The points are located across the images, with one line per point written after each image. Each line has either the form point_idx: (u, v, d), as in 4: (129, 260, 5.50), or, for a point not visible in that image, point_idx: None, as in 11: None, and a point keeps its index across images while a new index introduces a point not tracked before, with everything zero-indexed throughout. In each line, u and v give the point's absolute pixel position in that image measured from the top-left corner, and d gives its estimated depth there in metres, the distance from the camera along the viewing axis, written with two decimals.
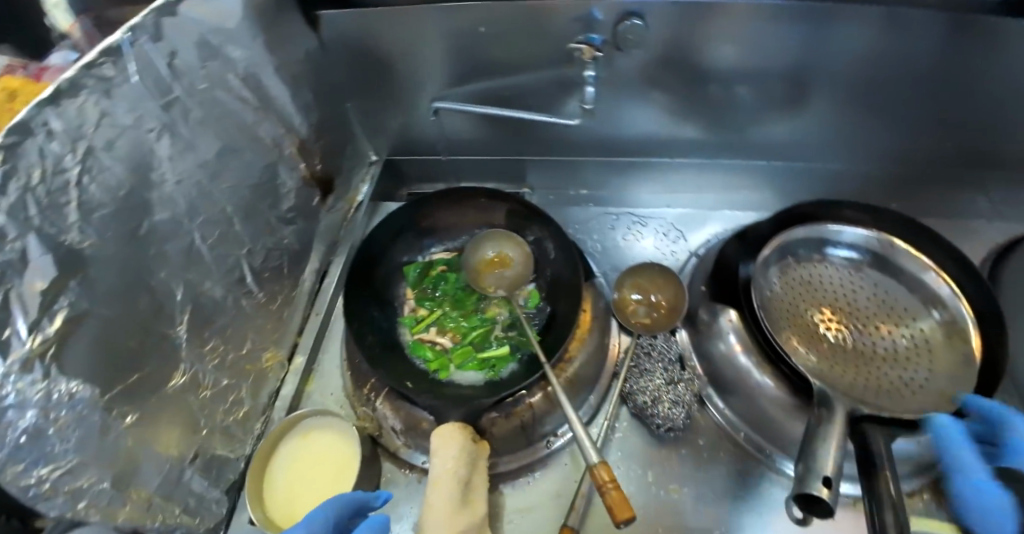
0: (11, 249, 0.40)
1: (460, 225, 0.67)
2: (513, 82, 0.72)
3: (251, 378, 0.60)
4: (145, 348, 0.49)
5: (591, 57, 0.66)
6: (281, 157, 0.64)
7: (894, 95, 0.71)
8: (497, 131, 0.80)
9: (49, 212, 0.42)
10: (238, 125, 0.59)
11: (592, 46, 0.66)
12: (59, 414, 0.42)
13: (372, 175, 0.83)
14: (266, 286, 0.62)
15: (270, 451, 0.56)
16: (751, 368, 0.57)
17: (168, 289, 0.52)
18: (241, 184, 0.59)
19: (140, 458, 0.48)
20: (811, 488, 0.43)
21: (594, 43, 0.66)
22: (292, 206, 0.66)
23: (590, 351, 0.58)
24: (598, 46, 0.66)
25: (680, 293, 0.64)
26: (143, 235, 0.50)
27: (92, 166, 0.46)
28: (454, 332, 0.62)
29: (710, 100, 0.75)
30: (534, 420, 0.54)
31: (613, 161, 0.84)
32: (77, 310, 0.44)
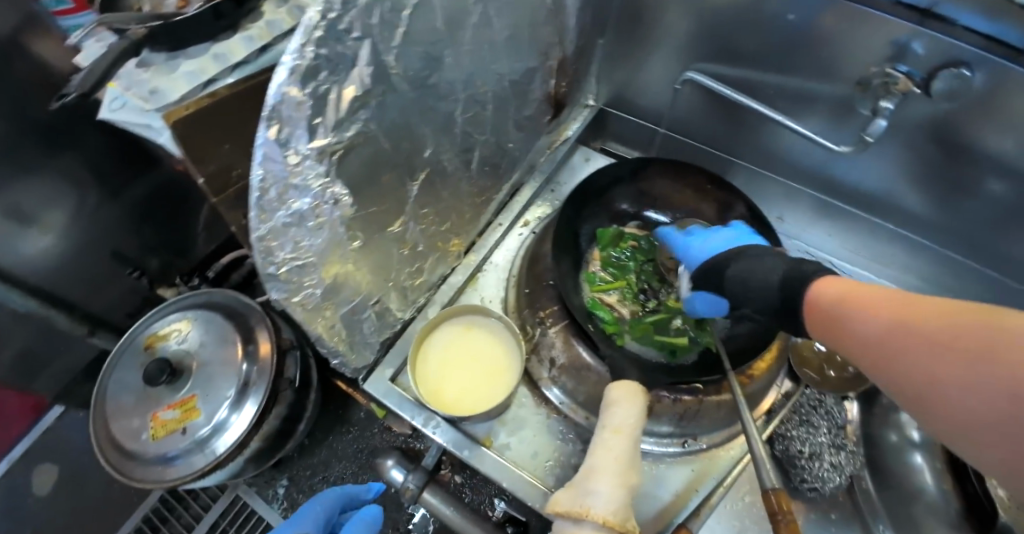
0: (350, 47, 0.41)
1: (670, 199, 0.66)
2: (780, 82, 0.70)
3: (437, 254, 0.62)
4: (389, 188, 0.51)
5: (904, 90, 0.60)
6: (543, 67, 0.63)
7: None
8: (727, 124, 0.79)
9: (383, 29, 0.43)
10: (531, 19, 0.58)
11: (911, 79, 0.59)
12: (321, 213, 0.44)
13: (585, 117, 0.82)
14: (480, 179, 0.63)
15: (431, 327, 0.58)
16: (928, 476, 0.55)
17: (423, 144, 0.53)
18: (507, 77, 0.59)
19: (347, 282, 0.51)
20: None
21: (915, 77, 0.59)
22: (530, 115, 0.66)
23: (768, 378, 0.56)
24: (917, 80, 0.60)
25: None
26: (429, 86, 0.51)
27: (426, 3, 0.46)
28: (636, 305, 0.61)
29: (962, 182, 0.68)
30: (694, 415, 0.53)
31: (825, 200, 0.81)
32: (364, 129, 0.45)
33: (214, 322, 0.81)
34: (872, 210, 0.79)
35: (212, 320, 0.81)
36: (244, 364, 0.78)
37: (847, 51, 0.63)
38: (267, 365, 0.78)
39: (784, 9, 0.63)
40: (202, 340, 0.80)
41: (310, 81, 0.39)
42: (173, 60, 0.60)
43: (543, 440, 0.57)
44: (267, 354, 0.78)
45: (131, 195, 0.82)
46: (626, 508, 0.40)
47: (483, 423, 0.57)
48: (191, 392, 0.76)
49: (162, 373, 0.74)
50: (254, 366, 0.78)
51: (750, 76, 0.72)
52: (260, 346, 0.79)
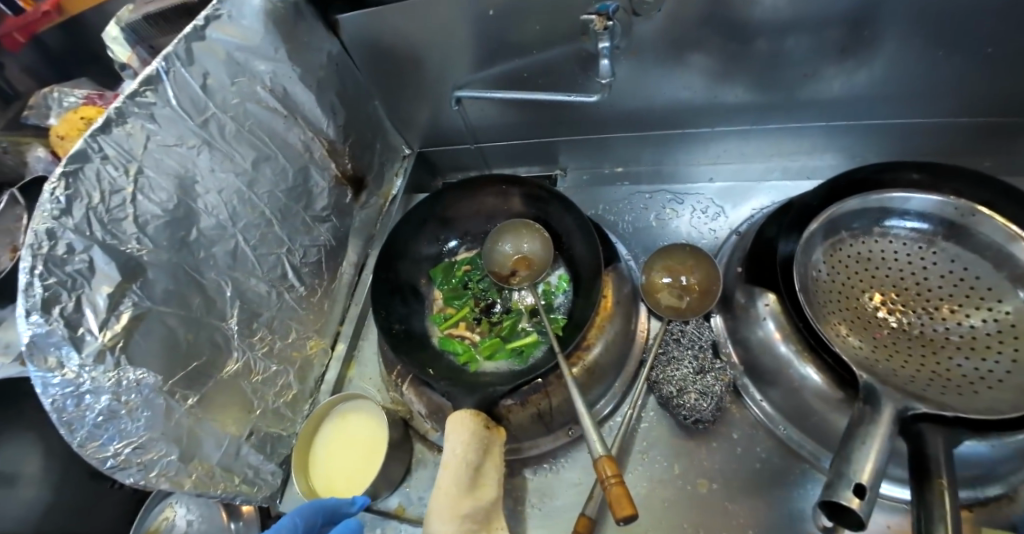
0: (80, 260, 0.47)
1: (481, 214, 0.68)
2: (528, 63, 0.71)
3: (297, 364, 0.66)
4: (200, 339, 0.56)
5: (604, 27, 0.61)
6: (312, 160, 0.68)
7: (980, 32, 0.60)
8: (525, 115, 0.80)
9: (111, 228, 0.49)
10: (270, 133, 0.63)
11: (604, 16, 0.60)
12: (129, 398, 0.49)
13: (406, 168, 0.87)
14: (306, 281, 0.67)
15: (311, 433, 0.61)
16: (790, 357, 0.52)
17: (218, 286, 0.58)
18: (276, 189, 0.64)
19: (202, 432, 0.55)
20: (838, 495, 0.38)
21: (606, 11, 0.60)
22: (327, 204, 0.70)
23: (611, 338, 0.57)
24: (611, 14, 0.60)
25: (711, 273, 0.61)
26: (192, 241, 0.56)
27: (144, 184, 0.52)
28: (483, 324, 0.63)
29: (756, 56, 0.67)
30: (551, 410, 0.54)
31: (642, 136, 0.80)
32: (139, 308, 0.51)
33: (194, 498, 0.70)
34: (681, 124, 0.78)
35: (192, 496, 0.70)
36: (231, 525, 0.68)
37: (554, 15, 0.64)
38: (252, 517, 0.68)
39: (485, 6, 0.64)
40: (189, 519, 0.69)
41: (53, 306, 0.45)
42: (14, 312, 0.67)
43: None
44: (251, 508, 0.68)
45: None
46: None
47: (394, 495, 0.60)
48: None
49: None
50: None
51: (507, 72, 0.73)
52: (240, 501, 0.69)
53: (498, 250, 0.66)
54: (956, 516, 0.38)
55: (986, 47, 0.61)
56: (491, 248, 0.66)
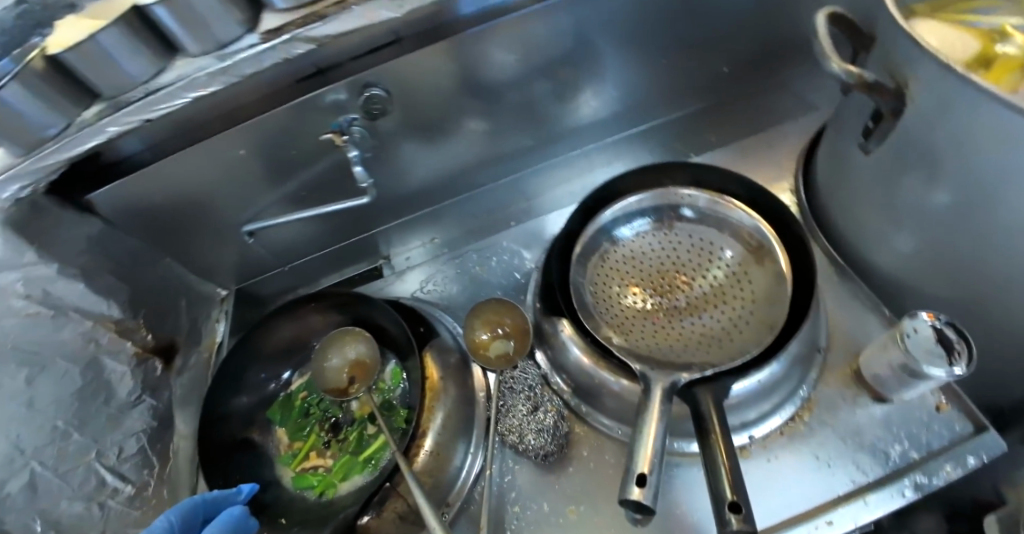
0: None
1: (302, 336, 0.68)
2: (301, 182, 0.75)
3: None
4: None
5: (345, 141, 0.68)
6: (101, 348, 0.64)
7: (645, 41, 0.75)
8: (321, 225, 0.83)
9: None
10: (40, 340, 0.59)
11: (339, 131, 0.68)
12: None
13: (227, 310, 0.86)
14: (130, 476, 0.62)
15: None
16: (593, 371, 0.57)
17: None
18: (66, 394, 0.59)
19: None
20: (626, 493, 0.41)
21: (340, 128, 0.68)
22: (133, 386, 0.66)
23: (446, 414, 0.59)
24: (346, 128, 0.68)
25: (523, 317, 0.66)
26: None
27: None
28: (333, 446, 0.63)
29: (500, 109, 0.76)
30: (416, 510, 0.54)
31: (438, 207, 0.88)
32: None
33: None
34: (465, 185, 0.87)
35: None
36: None
37: (305, 137, 0.68)
38: None
39: (233, 148, 0.67)
40: None
41: None
42: None
43: None
44: None
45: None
46: None
47: None
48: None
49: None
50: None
51: (285, 194, 0.76)
52: None
53: (325, 363, 0.66)
54: (732, 457, 0.44)
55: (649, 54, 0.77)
56: (320, 366, 0.66)
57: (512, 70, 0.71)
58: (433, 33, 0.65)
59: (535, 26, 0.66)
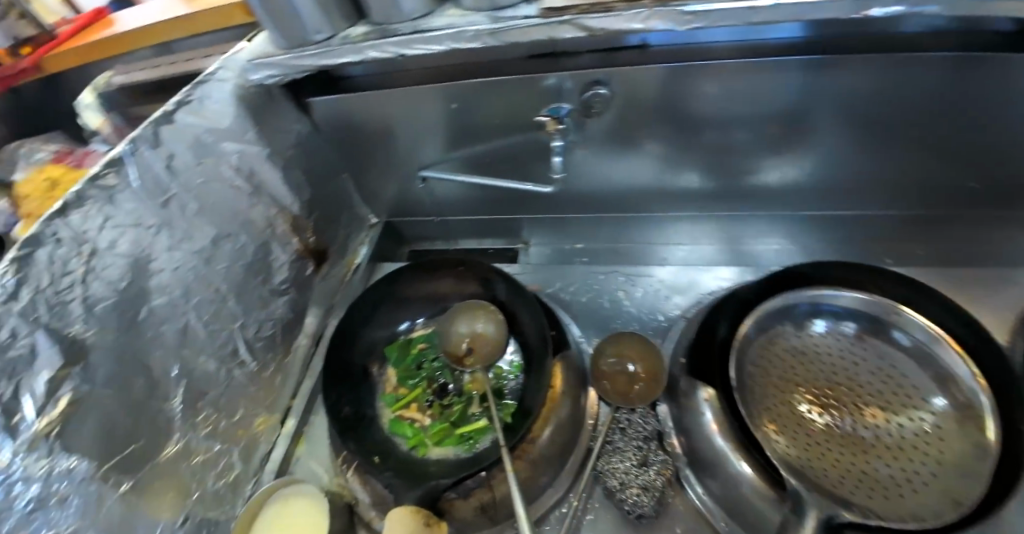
0: (23, 346, 0.46)
1: (438, 291, 0.70)
2: (489, 149, 0.76)
3: (242, 442, 0.65)
4: (139, 422, 0.55)
5: (557, 129, 0.67)
6: (274, 235, 0.69)
7: (900, 126, 0.65)
8: (486, 194, 0.83)
9: (57, 310, 0.49)
10: (231, 209, 0.65)
11: (557, 119, 0.66)
12: (58, 487, 0.47)
13: (372, 238, 0.88)
14: (258, 356, 0.67)
15: (252, 517, 0.60)
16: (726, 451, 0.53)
17: (165, 365, 0.57)
18: (235, 264, 0.65)
19: (135, 520, 0.54)
20: None
21: (557, 115, 0.66)
22: (285, 278, 0.71)
23: (557, 428, 0.58)
24: (564, 117, 0.66)
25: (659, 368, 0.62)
26: (141, 320, 0.56)
27: (96, 266, 0.52)
28: (434, 406, 0.63)
29: (706, 145, 0.72)
30: (496, 506, 0.54)
31: (598, 219, 0.85)
32: (79, 392, 0.50)
33: None
34: (636, 207, 0.82)
35: None
36: None
37: (512, 110, 0.69)
38: None
39: (446, 101, 0.69)
40: None
41: None
42: None
43: None
44: None
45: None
46: None
47: None
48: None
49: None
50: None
51: (468, 153, 0.77)
52: None
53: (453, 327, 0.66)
54: None
55: (897, 138, 0.66)
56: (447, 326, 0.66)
57: (738, 111, 0.66)
58: (679, 50, 0.61)
59: (753, 79, 0.62)
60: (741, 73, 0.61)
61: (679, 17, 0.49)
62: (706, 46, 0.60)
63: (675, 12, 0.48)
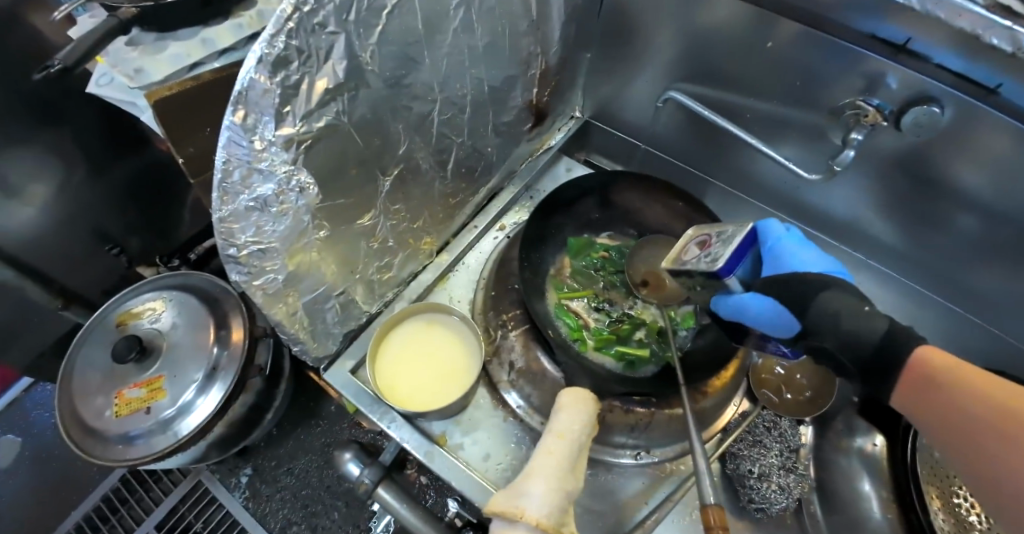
0: (325, 41, 0.43)
1: (644, 215, 0.67)
2: (748, 105, 0.73)
3: (407, 252, 0.63)
4: (359, 178, 0.52)
5: (873, 123, 0.62)
6: (524, 74, 0.64)
7: None
8: (696, 144, 0.81)
9: (360, 26, 0.45)
10: (513, 26, 0.59)
11: (881, 113, 0.62)
12: (286, 199, 0.45)
13: (569, 128, 0.83)
14: (456, 180, 0.64)
15: (396, 322, 0.58)
16: (872, 496, 0.57)
17: (397, 140, 0.54)
18: (487, 81, 0.60)
19: (311, 268, 0.51)
20: None
21: (884, 109, 0.62)
22: (509, 121, 0.67)
23: (722, 397, 0.58)
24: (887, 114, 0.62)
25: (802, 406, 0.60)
26: (404, 84, 0.52)
27: (404, 3, 0.47)
28: (602, 313, 0.61)
29: (944, 222, 0.70)
30: (646, 427, 0.54)
31: (796, 226, 0.83)
32: (335, 120, 0.47)
33: (188, 307, 0.86)
34: (842, 236, 0.81)
35: (187, 306, 0.86)
36: (216, 347, 0.83)
37: (814, 77, 0.64)
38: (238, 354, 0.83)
39: (762, 37, 0.64)
40: (176, 321, 0.85)
41: (281, 69, 0.40)
42: (162, 43, 0.61)
43: (498, 440, 0.57)
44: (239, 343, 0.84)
45: (116, 176, 0.85)
46: (560, 511, 0.41)
47: (440, 422, 0.57)
48: (158, 374, 0.81)
49: (135, 348, 0.79)
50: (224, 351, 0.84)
51: (723, 97, 0.74)
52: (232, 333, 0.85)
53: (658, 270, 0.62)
54: None
55: None
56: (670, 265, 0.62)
57: (986, 194, 0.63)
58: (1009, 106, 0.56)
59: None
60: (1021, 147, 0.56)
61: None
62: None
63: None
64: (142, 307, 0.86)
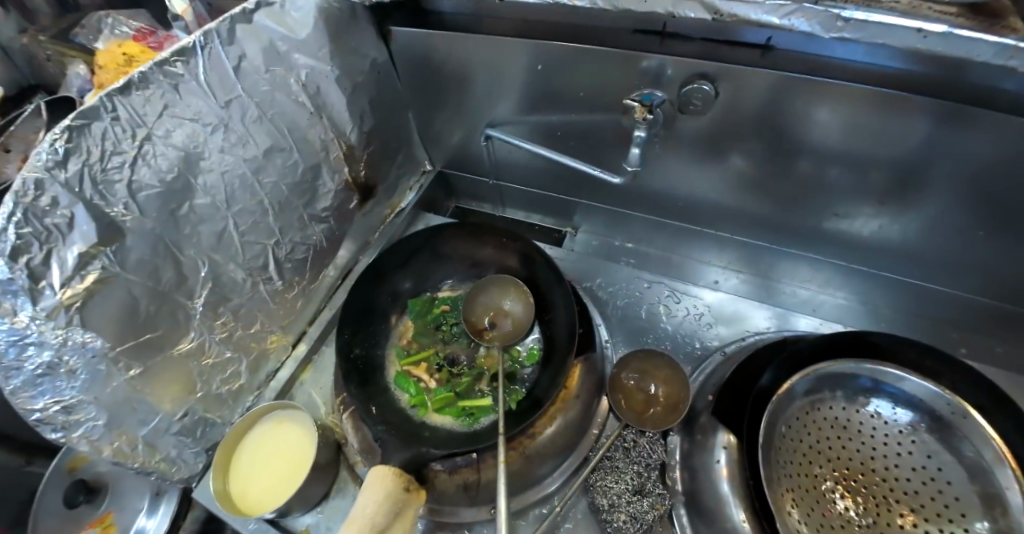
0: (61, 216, 0.46)
1: (478, 259, 0.68)
2: (563, 121, 0.71)
3: (253, 355, 0.65)
4: (160, 311, 0.55)
5: (643, 118, 0.60)
6: (327, 160, 0.67)
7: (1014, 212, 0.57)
8: (547, 166, 0.79)
9: (102, 189, 0.49)
10: (291, 125, 0.63)
11: (647, 106, 0.60)
12: (70, 358, 0.49)
13: (421, 185, 0.85)
14: (286, 276, 0.67)
15: (244, 430, 0.60)
16: (732, 503, 0.51)
17: (194, 264, 0.57)
18: (283, 181, 0.63)
19: (137, 405, 0.55)
20: None
21: (648, 102, 0.59)
22: (328, 206, 0.69)
23: (560, 430, 0.55)
24: (652, 106, 0.60)
25: (663, 421, 0.58)
26: (181, 215, 0.55)
27: (148, 152, 0.52)
28: (442, 372, 0.61)
29: (797, 176, 0.66)
30: (479, 486, 0.53)
31: (661, 221, 0.79)
32: (107, 272, 0.50)
33: None
34: (708, 222, 0.77)
35: None
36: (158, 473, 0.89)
37: (600, 83, 0.64)
38: None
39: (535, 61, 0.65)
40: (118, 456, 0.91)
41: (21, 256, 0.44)
42: None
43: None
44: None
45: None
46: None
47: (305, 516, 0.59)
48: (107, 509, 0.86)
49: (78, 492, 0.85)
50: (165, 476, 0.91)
51: (538, 120, 0.73)
52: None
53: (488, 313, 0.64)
54: None
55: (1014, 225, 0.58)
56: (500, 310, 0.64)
57: (836, 144, 0.60)
58: (810, 58, 0.55)
59: (877, 113, 0.55)
60: (867, 105, 0.54)
61: (829, 18, 0.47)
62: (840, 63, 0.54)
63: (828, 13, 0.46)
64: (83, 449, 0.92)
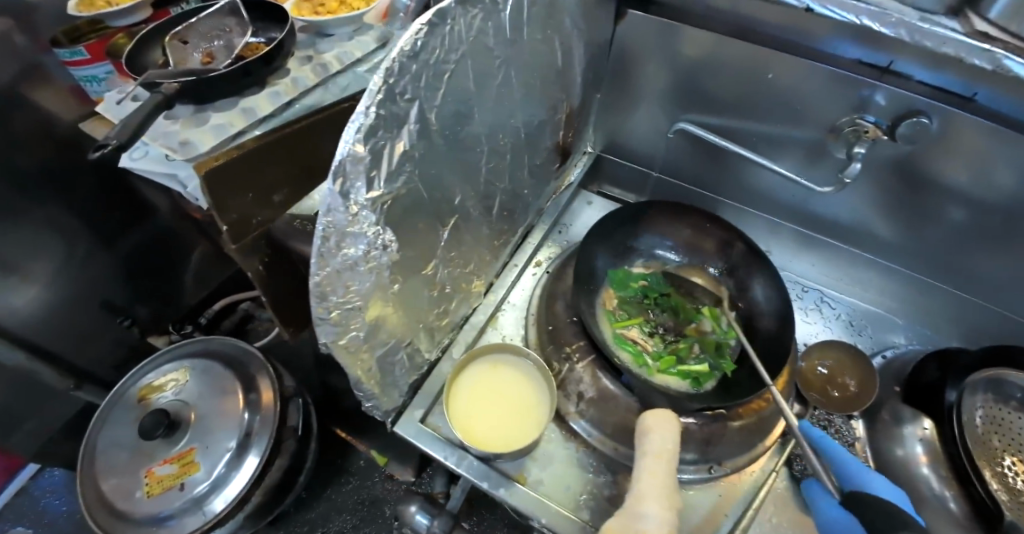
0: (402, 107, 0.45)
1: (676, 237, 0.71)
2: (754, 127, 0.78)
3: (461, 295, 0.64)
4: (425, 231, 0.53)
5: (873, 137, 0.68)
6: (551, 120, 0.69)
7: None
8: (713, 166, 0.85)
9: (428, 91, 0.47)
10: (542, 79, 0.64)
11: (878, 128, 0.68)
12: (372, 258, 0.46)
13: (584, 163, 0.87)
14: (498, 223, 0.67)
15: (460, 368, 0.59)
16: (936, 484, 0.58)
17: (454, 191, 0.56)
18: (523, 129, 0.64)
19: (387, 324, 0.52)
20: None
21: (880, 125, 0.67)
22: (539, 163, 0.70)
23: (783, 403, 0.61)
24: (882, 129, 0.68)
25: (851, 408, 0.64)
26: (460, 139, 0.55)
27: (460, 68, 0.51)
28: (657, 338, 0.64)
29: (919, 207, 0.74)
30: (719, 440, 0.57)
31: (805, 235, 0.86)
32: (409, 179, 0.48)
33: (208, 382, 0.94)
34: (848, 240, 0.84)
35: (206, 381, 0.94)
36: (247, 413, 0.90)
37: (811, 100, 0.71)
38: (271, 415, 0.91)
39: (765, 69, 0.70)
40: (199, 395, 0.92)
41: (371, 138, 0.41)
42: (203, 114, 0.64)
43: (573, 471, 0.58)
44: (270, 405, 0.91)
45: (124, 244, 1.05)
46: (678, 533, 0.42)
47: (516, 462, 0.58)
48: (189, 447, 0.87)
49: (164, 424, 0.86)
50: (255, 416, 0.91)
51: (721, 123, 0.80)
52: (262, 397, 0.92)
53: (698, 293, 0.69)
54: None
55: None
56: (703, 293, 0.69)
57: (970, 187, 0.68)
58: (965, 104, 0.64)
59: (998, 148, 0.62)
60: (989, 139, 0.62)
61: None
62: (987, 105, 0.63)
63: None
64: (159, 384, 0.94)
